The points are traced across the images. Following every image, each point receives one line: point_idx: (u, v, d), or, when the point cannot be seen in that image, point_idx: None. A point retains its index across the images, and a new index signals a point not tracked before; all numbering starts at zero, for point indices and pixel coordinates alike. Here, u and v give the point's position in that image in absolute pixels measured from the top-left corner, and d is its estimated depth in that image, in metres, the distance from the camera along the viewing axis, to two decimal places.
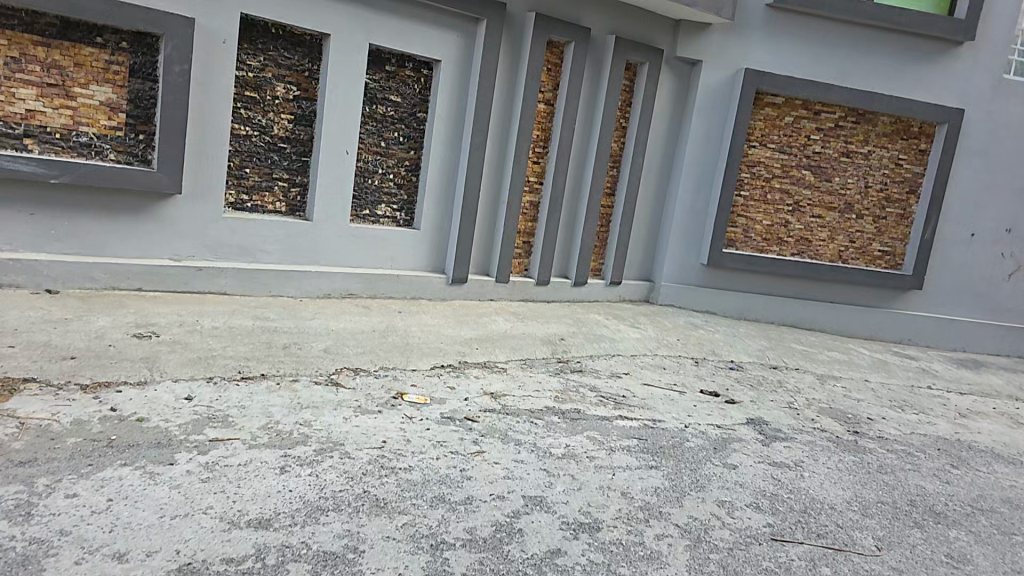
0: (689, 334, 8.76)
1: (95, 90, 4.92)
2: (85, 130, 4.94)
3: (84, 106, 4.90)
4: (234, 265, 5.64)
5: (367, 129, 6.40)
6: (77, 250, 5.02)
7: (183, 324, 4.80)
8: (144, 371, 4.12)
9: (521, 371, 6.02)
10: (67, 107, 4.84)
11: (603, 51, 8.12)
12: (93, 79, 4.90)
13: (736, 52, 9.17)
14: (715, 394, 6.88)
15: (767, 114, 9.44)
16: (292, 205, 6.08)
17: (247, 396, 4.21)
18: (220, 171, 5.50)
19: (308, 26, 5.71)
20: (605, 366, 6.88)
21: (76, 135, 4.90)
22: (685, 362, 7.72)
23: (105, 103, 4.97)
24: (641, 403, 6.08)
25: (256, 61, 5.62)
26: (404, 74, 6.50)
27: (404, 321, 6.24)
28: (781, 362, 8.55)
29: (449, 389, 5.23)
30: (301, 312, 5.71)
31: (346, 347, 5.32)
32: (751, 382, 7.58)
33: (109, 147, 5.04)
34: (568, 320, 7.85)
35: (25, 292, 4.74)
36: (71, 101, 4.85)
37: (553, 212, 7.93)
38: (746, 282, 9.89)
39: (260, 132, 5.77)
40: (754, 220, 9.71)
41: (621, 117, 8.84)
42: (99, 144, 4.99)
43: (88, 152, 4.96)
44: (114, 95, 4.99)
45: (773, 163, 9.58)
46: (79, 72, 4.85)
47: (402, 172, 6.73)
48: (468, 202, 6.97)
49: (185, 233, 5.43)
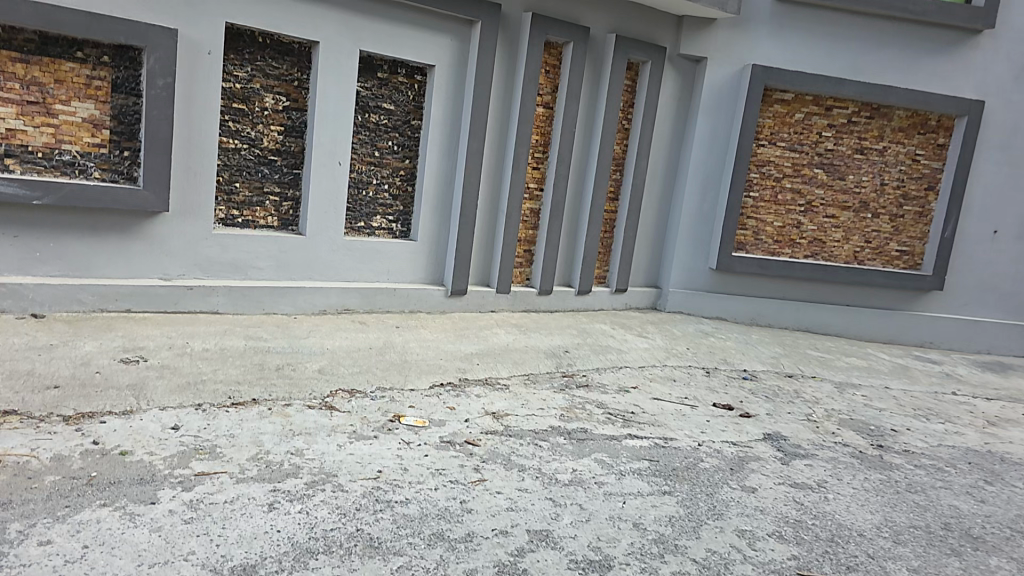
0: (700, 342, 8.49)
1: (77, 107, 4.78)
2: (68, 148, 4.80)
3: (66, 124, 4.76)
4: (226, 283, 5.48)
5: (361, 139, 6.23)
6: (62, 272, 4.88)
7: (173, 347, 4.64)
8: (130, 400, 3.95)
9: (524, 388, 5.80)
10: (49, 125, 4.70)
11: (604, 51, 7.88)
12: (75, 96, 4.76)
13: (742, 50, 8.89)
14: (729, 407, 6.61)
15: (776, 112, 9.15)
16: (284, 219, 5.91)
17: (237, 424, 4.03)
18: (209, 186, 5.34)
19: (296, 34, 5.54)
20: (613, 380, 6.63)
21: (59, 153, 4.76)
22: (696, 373, 7.45)
23: (88, 120, 4.83)
24: (652, 419, 5.84)
25: (243, 72, 5.46)
26: (397, 80, 6.32)
27: (403, 336, 6.04)
28: (797, 370, 8.25)
29: (450, 409, 5.02)
30: (296, 330, 5.54)
31: (342, 367, 5.13)
32: (766, 393, 7.30)
33: (94, 165, 4.89)
34: (574, 330, 7.62)
35: (9, 317, 4.61)
36: (52, 119, 4.71)
37: (555, 218, 7.71)
38: (758, 287, 9.60)
39: (250, 145, 5.60)
40: (766, 222, 9.41)
41: (624, 118, 8.59)
42: (83, 162, 4.85)
43: (72, 171, 4.82)
44: (97, 111, 4.85)
45: (785, 162, 9.28)
46: (60, 89, 4.71)
47: (397, 182, 6.55)
48: (467, 211, 6.76)
49: (175, 252, 5.28)
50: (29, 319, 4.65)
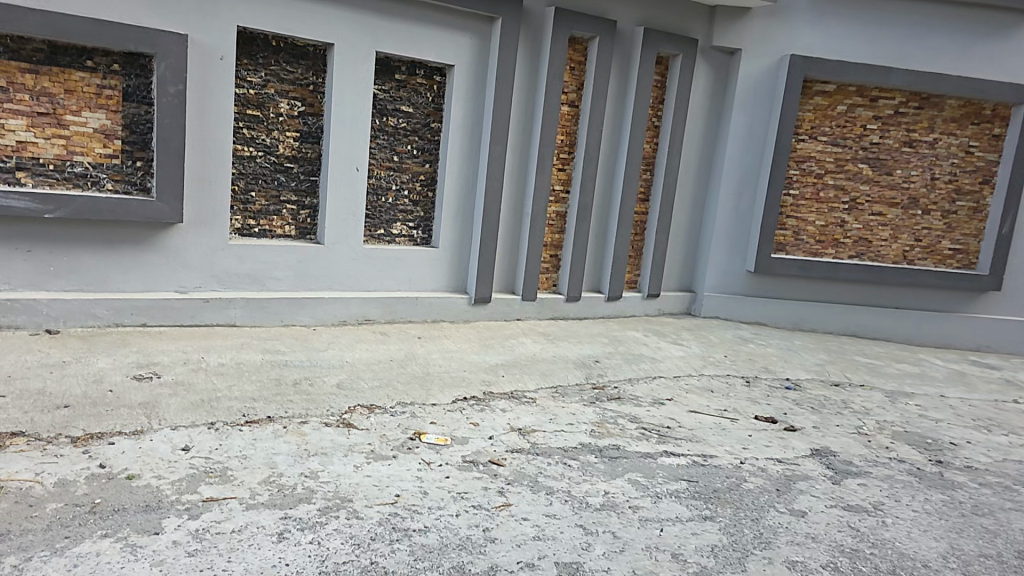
0: (738, 349, 8.05)
1: (88, 117, 4.71)
2: (80, 159, 4.73)
3: (78, 135, 4.69)
4: (244, 294, 5.36)
5: (379, 144, 6.04)
6: (78, 286, 4.81)
7: (187, 362, 4.50)
8: (142, 419, 3.81)
9: (553, 402, 5.50)
10: (61, 136, 4.64)
11: (630, 47, 7.55)
12: (86, 106, 4.69)
13: (778, 40, 8.42)
14: (773, 421, 6.19)
15: (814, 105, 8.65)
16: (302, 227, 5.77)
17: (249, 443, 3.85)
18: (224, 195, 5.22)
19: (311, 37, 5.39)
20: (647, 392, 6.27)
21: (70, 165, 4.70)
22: (735, 383, 7.03)
23: (100, 130, 4.76)
24: (690, 435, 5.47)
25: (257, 78, 5.33)
26: (416, 82, 6.12)
27: (425, 348, 5.83)
28: (844, 378, 7.73)
29: (473, 426, 4.75)
30: (315, 342, 5.37)
31: (361, 381, 4.92)
32: (812, 403, 6.83)
33: (106, 176, 4.82)
34: (603, 338, 7.30)
35: (24, 334, 4.55)
36: (64, 130, 4.65)
37: (583, 221, 7.39)
38: (799, 289, 9.09)
39: (266, 152, 5.47)
40: (807, 221, 8.91)
41: (653, 115, 8.22)
42: (95, 174, 4.78)
43: (84, 183, 4.75)
44: (109, 121, 4.77)
45: (827, 157, 8.77)
46: (71, 99, 4.64)
47: (417, 187, 6.35)
48: (491, 215, 6.52)
49: (190, 264, 5.16)
50: (45, 336, 4.59)
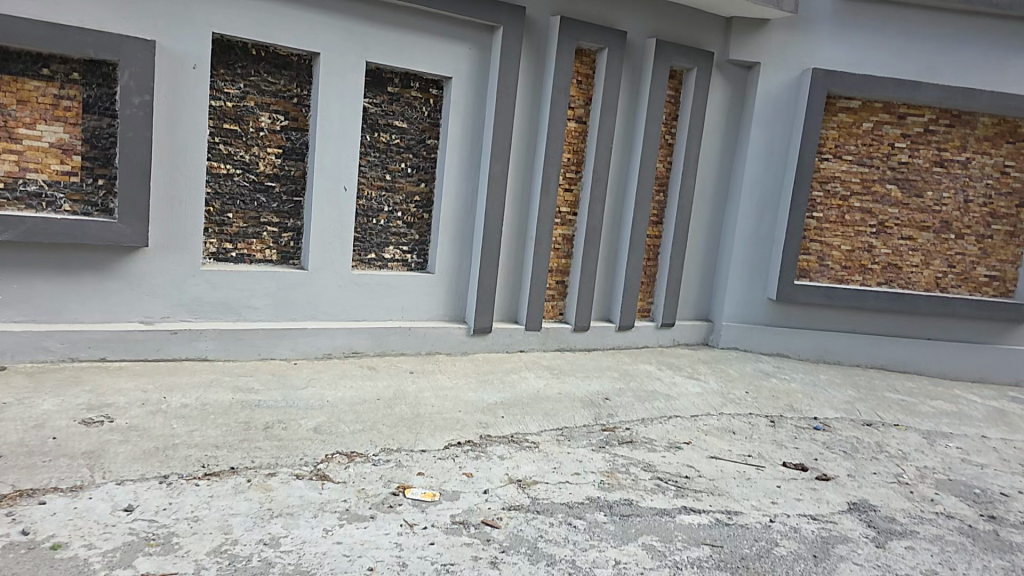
0: (760, 385, 7.43)
1: (43, 130, 4.32)
2: (34, 177, 4.33)
3: (31, 149, 4.30)
4: (217, 326, 4.92)
5: (369, 161, 5.62)
6: (30, 317, 4.38)
7: (146, 403, 4.01)
8: (83, 471, 3.28)
9: (557, 447, 4.95)
10: (11, 151, 4.25)
11: (642, 60, 7.12)
12: (41, 118, 4.30)
13: (800, 52, 7.93)
14: (804, 468, 5.56)
15: (841, 120, 8.13)
16: (284, 252, 5.34)
17: (205, 502, 3.32)
18: (197, 217, 4.81)
19: (293, 45, 5.01)
20: (662, 434, 5.69)
21: (23, 183, 4.30)
22: (759, 424, 6.41)
23: (56, 145, 4.36)
24: (711, 487, 4.88)
25: (235, 89, 4.95)
26: (410, 95, 5.73)
27: (416, 384, 5.33)
28: (877, 418, 7.07)
29: (466, 477, 4.21)
30: (293, 378, 4.90)
31: (342, 424, 4.41)
32: (843, 447, 6.20)
33: (63, 195, 4.41)
34: (613, 373, 6.74)
35: None
36: (15, 144, 4.26)
37: (591, 245, 6.89)
38: (824, 319, 8.48)
39: (244, 169, 5.06)
40: (832, 245, 8.34)
41: (667, 133, 7.72)
42: (51, 193, 4.38)
43: (38, 203, 4.34)
44: (66, 135, 4.38)
45: (852, 177, 8.22)
46: (24, 110, 4.26)
47: (412, 209, 5.92)
48: (490, 238, 6.08)
49: (157, 291, 4.74)
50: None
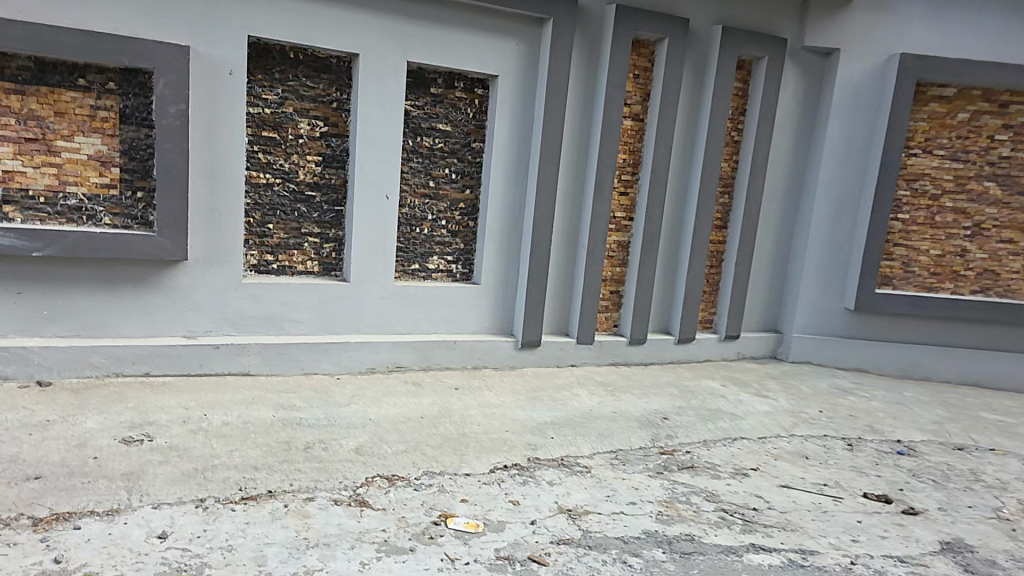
0: (836, 404, 6.80)
1: (81, 142, 4.32)
2: (74, 190, 4.36)
3: (70, 162, 4.32)
4: (260, 340, 4.87)
5: (413, 167, 5.48)
6: (76, 332, 4.43)
7: (187, 421, 3.95)
8: (121, 494, 3.20)
9: (611, 472, 4.60)
10: (51, 164, 4.28)
11: (707, 48, 6.67)
12: (79, 130, 4.31)
13: (881, 36, 7.23)
14: (888, 500, 4.96)
15: (933, 111, 7.36)
16: (325, 263, 5.26)
17: (239, 531, 3.12)
18: (237, 226, 4.76)
19: (331, 48, 4.90)
20: (726, 459, 5.24)
21: (63, 197, 4.33)
22: (835, 447, 5.83)
23: (94, 157, 4.37)
24: (782, 521, 4.39)
25: (273, 95, 4.88)
26: (454, 96, 5.55)
27: (462, 402, 5.11)
28: (970, 441, 6.30)
29: (512, 505, 3.91)
30: (337, 394, 4.78)
31: (385, 445, 4.22)
32: (932, 475, 5.53)
33: (103, 208, 4.43)
34: (672, 390, 6.31)
35: (13, 386, 4.18)
36: (55, 157, 4.28)
37: (649, 252, 6.49)
38: (906, 330, 7.74)
39: (284, 178, 5.00)
40: (919, 250, 7.59)
41: (733, 129, 7.22)
42: (91, 206, 4.40)
43: (78, 216, 4.37)
44: (104, 146, 4.38)
45: (945, 174, 7.44)
46: (62, 122, 4.27)
47: (457, 217, 5.75)
48: (540, 246, 5.81)
49: (200, 305, 4.72)
50: (37, 388, 4.21)
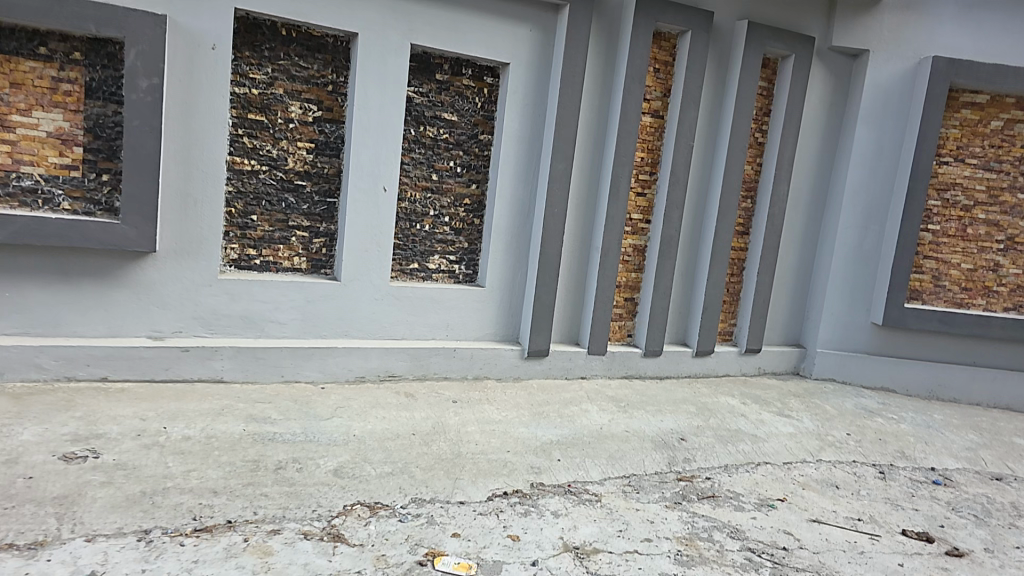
0: (864, 426, 6.25)
1: (40, 117, 3.87)
2: (30, 171, 3.90)
3: (26, 139, 3.86)
4: (236, 343, 4.40)
5: (414, 158, 5.00)
6: (26, 329, 3.97)
7: (142, 435, 3.47)
8: (47, 523, 2.71)
9: (622, 502, 4.06)
10: (4, 140, 3.82)
11: (730, 46, 6.16)
12: (37, 103, 3.86)
13: (914, 36, 6.68)
14: (929, 539, 4.36)
15: (965, 118, 6.81)
16: (314, 260, 4.78)
17: (182, 571, 2.60)
18: (215, 216, 4.30)
19: (327, 24, 4.42)
20: (749, 487, 4.69)
21: (17, 177, 3.87)
22: (867, 476, 5.27)
23: (54, 134, 3.91)
24: (815, 564, 3.82)
25: (262, 74, 4.41)
26: (462, 83, 5.06)
27: (459, 417, 4.60)
28: (1008, 470, 5.73)
29: (510, 541, 3.37)
30: (318, 406, 4.29)
31: (367, 466, 3.70)
32: (973, 509, 4.94)
33: (63, 191, 3.97)
34: (689, 407, 5.79)
35: None
36: (8, 133, 3.82)
37: (667, 257, 5.96)
38: (941, 348, 7.17)
39: (271, 166, 4.52)
40: (950, 263, 7.03)
41: (757, 130, 6.68)
42: (49, 189, 3.94)
43: (33, 200, 3.91)
44: (66, 123, 3.92)
45: (978, 185, 6.88)
46: (18, 94, 3.82)
47: (461, 214, 5.26)
48: (550, 247, 5.31)
49: (169, 303, 4.26)
50: None
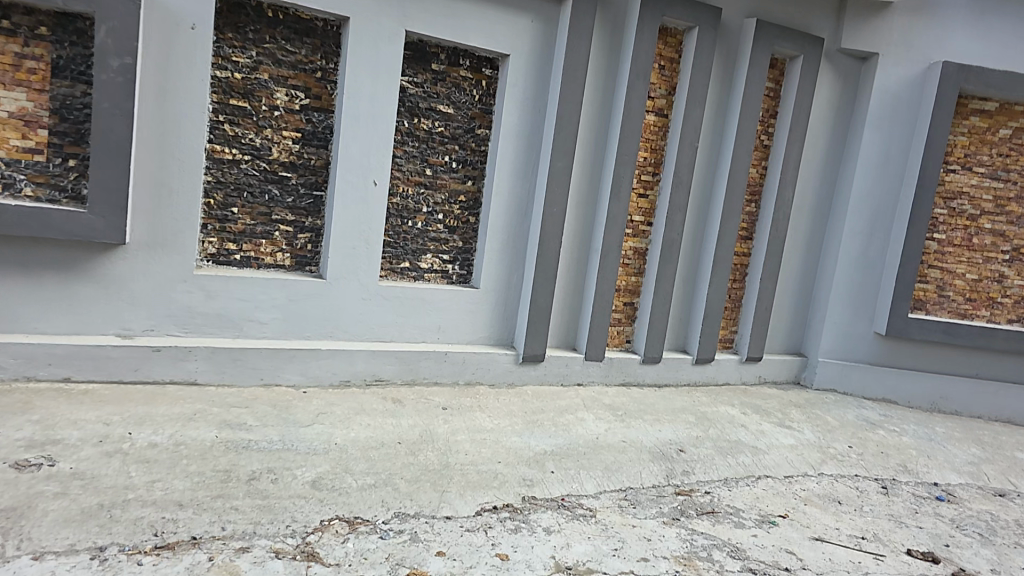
0: (866, 438, 6.06)
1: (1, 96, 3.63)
2: None
3: None
4: (212, 343, 4.17)
5: (407, 152, 4.77)
6: None
7: (104, 442, 3.24)
8: None
9: (618, 518, 3.84)
10: None
11: (739, 44, 5.94)
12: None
13: (925, 40, 6.50)
14: (935, 560, 4.14)
15: (974, 125, 6.63)
16: (299, 256, 4.54)
17: None
18: (191, 207, 4.06)
19: (317, 8, 4.20)
20: (750, 502, 4.48)
21: None
22: (870, 490, 5.06)
23: (16, 115, 3.67)
24: None
25: (246, 58, 4.17)
26: (458, 74, 4.83)
27: (449, 425, 4.38)
28: (1012, 486, 5.54)
29: (498, 560, 3.13)
30: (298, 411, 4.07)
31: (348, 477, 3.47)
32: (978, 527, 4.73)
33: (25, 177, 3.73)
34: (688, 417, 5.58)
35: None
36: None
37: (669, 261, 5.75)
38: (945, 360, 7.00)
39: (253, 156, 4.28)
40: (955, 273, 6.85)
41: (762, 132, 6.49)
42: (10, 173, 3.70)
43: None
44: (30, 103, 3.68)
45: (984, 194, 6.71)
46: None
47: (456, 211, 5.04)
48: (548, 248, 5.09)
49: (139, 300, 4.02)
50: None
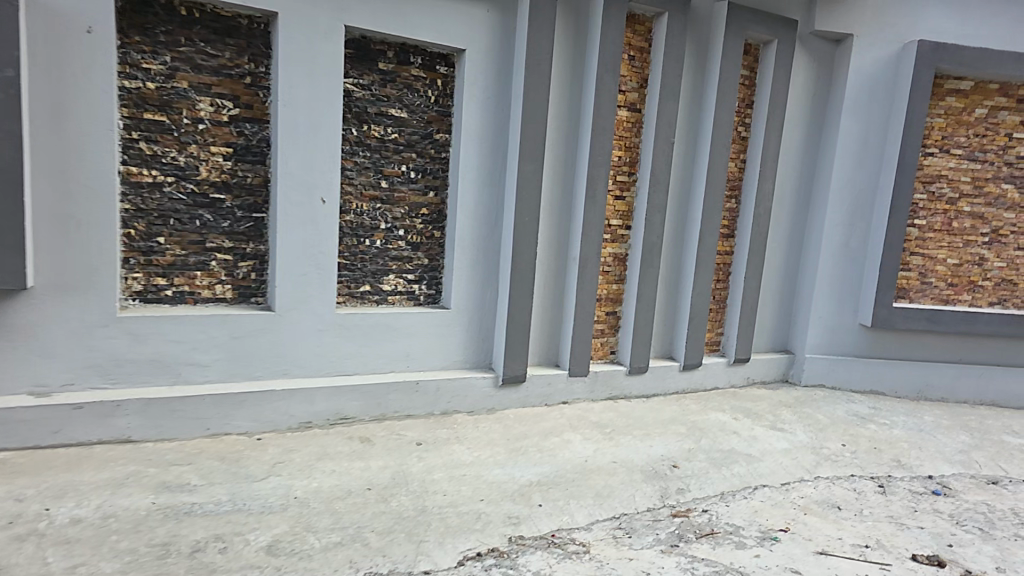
0: (857, 434, 5.86)
1: None
2: None
3: None
4: (147, 394, 3.74)
5: (358, 164, 4.38)
6: None
7: (14, 523, 2.84)
8: None
9: (612, 551, 3.47)
10: None
11: (709, 31, 5.68)
12: None
13: (899, 20, 6.33)
14: (941, 564, 3.83)
15: (950, 106, 6.51)
16: (241, 287, 4.14)
17: None
18: (108, 239, 3.63)
19: (238, 4, 3.78)
20: (748, 517, 4.15)
21: None
22: (866, 490, 4.79)
23: None
24: None
25: (159, 64, 3.73)
26: (409, 74, 4.46)
27: (424, 462, 4.01)
28: (1002, 472, 5.34)
29: None
30: (250, 462, 3.67)
31: (310, 537, 3.08)
32: (976, 521, 4.45)
33: None
34: (679, 428, 5.31)
35: None
36: None
37: (648, 266, 5.48)
38: (931, 347, 6.88)
39: (178, 177, 3.86)
40: (936, 258, 6.73)
41: (739, 124, 6.25)
42: None
43: None
44: None
45: (962, 176, 6.60)
46: None
47: (418, 226, 4.67)
48: (521, 260, 4.75)
49: (54, 351, 3.58)
50: None
